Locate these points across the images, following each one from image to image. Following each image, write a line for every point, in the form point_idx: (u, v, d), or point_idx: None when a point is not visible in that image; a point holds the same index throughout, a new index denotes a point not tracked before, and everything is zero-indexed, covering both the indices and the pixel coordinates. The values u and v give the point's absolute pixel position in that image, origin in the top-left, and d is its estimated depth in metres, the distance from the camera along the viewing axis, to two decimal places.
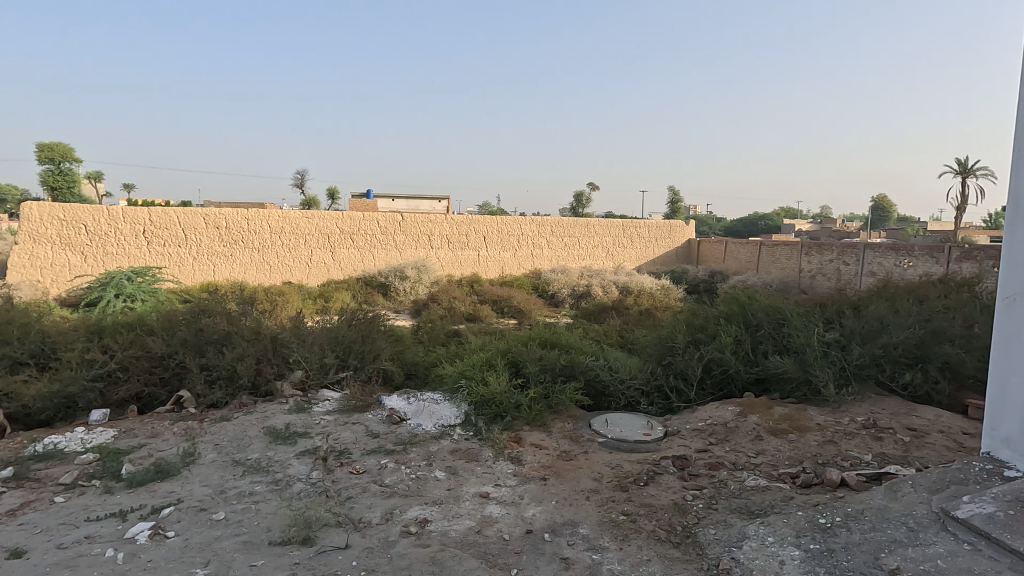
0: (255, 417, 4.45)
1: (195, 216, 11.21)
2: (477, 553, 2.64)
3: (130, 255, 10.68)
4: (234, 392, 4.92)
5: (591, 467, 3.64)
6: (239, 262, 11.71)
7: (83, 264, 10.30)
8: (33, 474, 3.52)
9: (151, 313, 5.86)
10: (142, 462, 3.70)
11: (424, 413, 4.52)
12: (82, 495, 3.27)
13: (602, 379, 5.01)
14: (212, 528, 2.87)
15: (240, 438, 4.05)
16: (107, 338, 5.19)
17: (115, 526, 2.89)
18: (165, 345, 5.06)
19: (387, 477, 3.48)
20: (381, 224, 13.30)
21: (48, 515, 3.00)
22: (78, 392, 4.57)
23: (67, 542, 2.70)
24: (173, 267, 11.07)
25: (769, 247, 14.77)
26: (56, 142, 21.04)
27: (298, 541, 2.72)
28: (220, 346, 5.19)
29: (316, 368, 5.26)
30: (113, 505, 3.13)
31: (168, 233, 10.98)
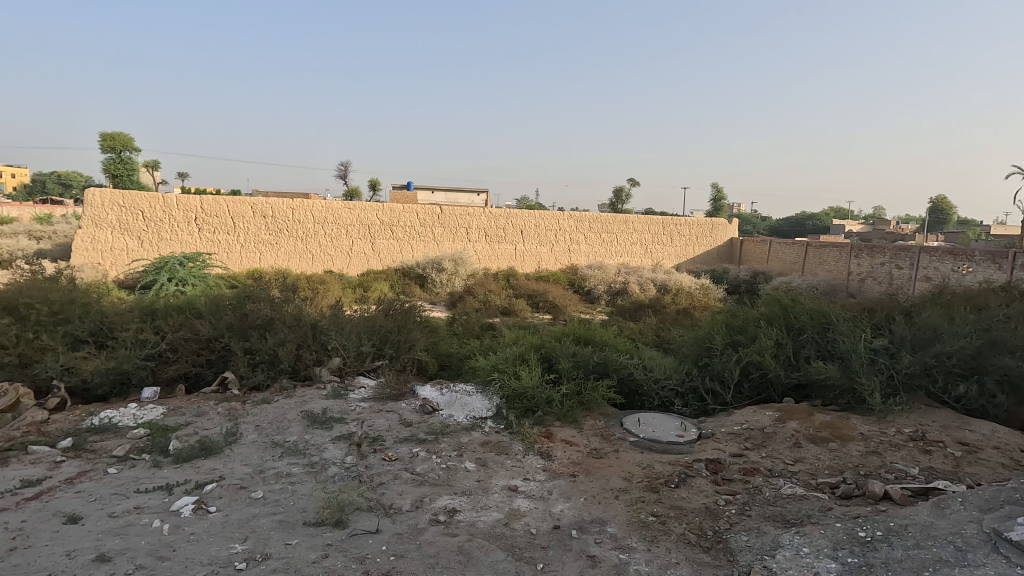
0: (294, 401, 4.60)
1: (243, 205, 11.63)
2: (504, 545, 2.66)
3: (183, 241, 11.17)
4: (275, 375, 5.09)
5: (621, 466, 3.61)
6: (284, 250, 12.09)
7: (140, 249, 10.82)
8: (90, 445, 3.74)
9: (202, 297, 6.12)
10: (188, 439, 3.88)
11: (456, 404, 4.57)
12: (133, 467, 3.46)
13: (636, 378, 4.95)
14: (251, 506, 2.99)
15: (280, 421, 4.19)
16: (159, 319, 5.45)
17: (162, 498, 3.05)
18: (212, 328, 5.27)
19: (419, 465, 3.54)
20: (421, 216, 13.48)
21: (103, 484, 3.19)
22: (131, 369, 4.82)
23: (118, 511, 2.87)
24: (223, 253, 11.52)
25: (815, 248, 14.31)
26: (118, 132, 22.28)
27: (331, 523, 2.81)
28: (262, 331, 5.38)
29: (353, 356, 5.39)
30: (161, 478, 3.30)
31: (219, 221, 11.43)
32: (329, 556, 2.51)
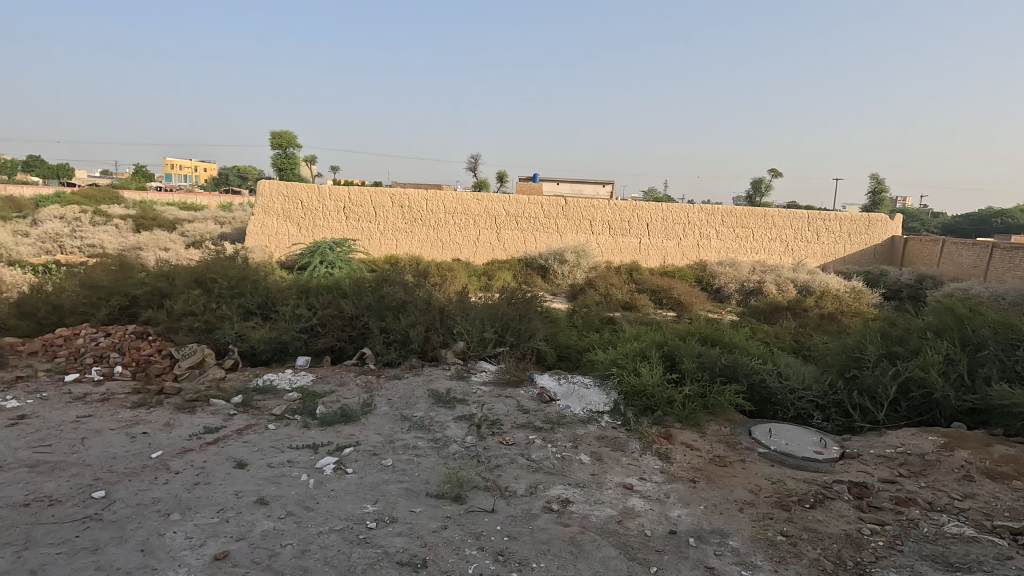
0: (421, 379, 4.92)
1: (384, 195, 12.61)
2: (616, 542, 2.62)
3: (333, 228, 12.43)
4: (406, 354, 5.48)
5: (747, 477, 3.37)
6: (417, 238, 12.91)
7: (298, 234, 12.27)
8: (255, 403, 4.33)
9: (347, 278, 6.75)
10: (331, 405, 4.32)
11: (573, 396, 4.57)
12: (288, 425, 3.94)
13: (769, 386, 4.59)
14: (381, 472, 3.26)
15: (409, 397, 4.51)
16: (312, 297, 6.10)
17: (309, 455, 3.44)
18: (354, 307, 5.79)
19: (534, 452, 3.61)
20: (545, 207, 13.61)
21: (264, 438, 3.69)
22: (288, 339, 5.45)
23: (275, 463, 3.30)
24: (365, 240, 12.61)
25: (1005, 250, 12.09)
26: (284, 131, 25.29)
27: (451, 497, 2.97)
28: (396, 312, 5.81)
29: (477, 341, 5.62)
30: (309, 438, 3.72)
31: (364, 210, 12.53)
32: (447, 528, 2.68)
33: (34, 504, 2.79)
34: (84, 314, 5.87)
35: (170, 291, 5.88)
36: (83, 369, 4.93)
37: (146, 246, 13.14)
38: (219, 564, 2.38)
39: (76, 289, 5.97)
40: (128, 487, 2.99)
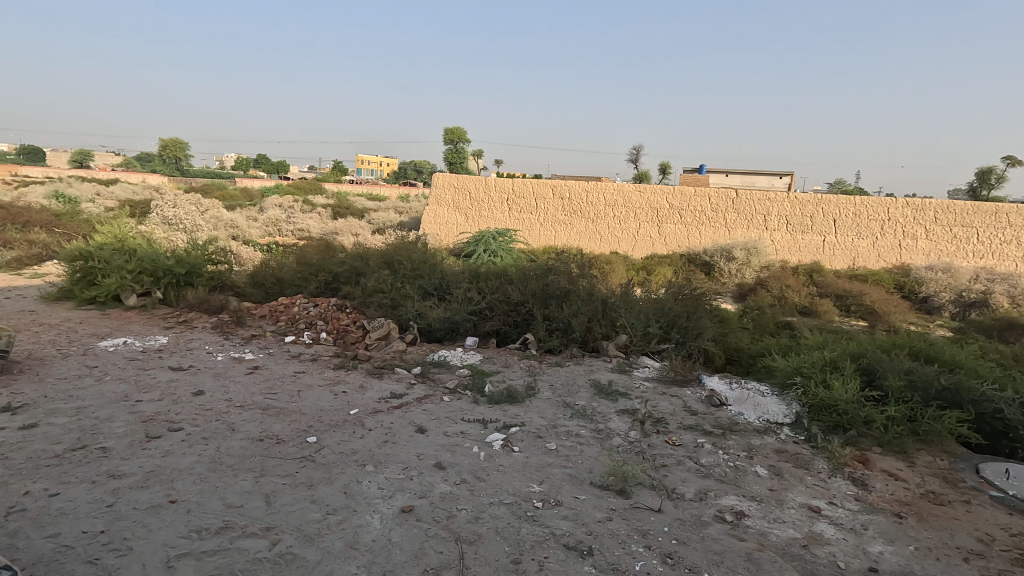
0: (583, 368, 4.94)
1: (546, 187, 12.93)
2: (802, 568, 2.36)
3: (497, 218, 13.11)
4: (567, 343, 5.53)
5: (975, 524, 2.80)
6: (576, 230, 12.94)
7: (465, 223, 13.28)
8: (432, 375, 4.73)
9: (514, 266, 7.01)
10: (499, 384, 4.53)
11: (748, 402, 4.21)
12: (460, 399, 4.23)
13: (1007, 418, 3.76)
14: (546, 454, 3.34)
15: (571, 385, 4.55)
16: (482, 282, 6.43)
17: (480, 429, 3.65)
18: (520, 294, 5.98)
19: (703, 456, 3.40)
20: (712, 201, 12.76)
21: (440, 408, 4.01)
22: (460, 320, 5.82)
23: (451, 433, 3.57)
24: (526, 230, 13.03)
25: None
26: None
27: (615, 490, 2.94)
28: (560, 301, 5.91)
29: (640, 335, 5.46)
30: (478, 413, 3.95)
31: (525, 201, 12.99)
32: (613, 520, 2.66)
33: (266, 440, 3.37)
34: (299, 286, 6.91)
35: (364, 270, 6.67)
36: (298, 332, 5.82)
37: (342, 231, 15.07)
38: (406, 516, 2.64)
39: (294, 265, 7.05)
40: (333, 436, 3.46)
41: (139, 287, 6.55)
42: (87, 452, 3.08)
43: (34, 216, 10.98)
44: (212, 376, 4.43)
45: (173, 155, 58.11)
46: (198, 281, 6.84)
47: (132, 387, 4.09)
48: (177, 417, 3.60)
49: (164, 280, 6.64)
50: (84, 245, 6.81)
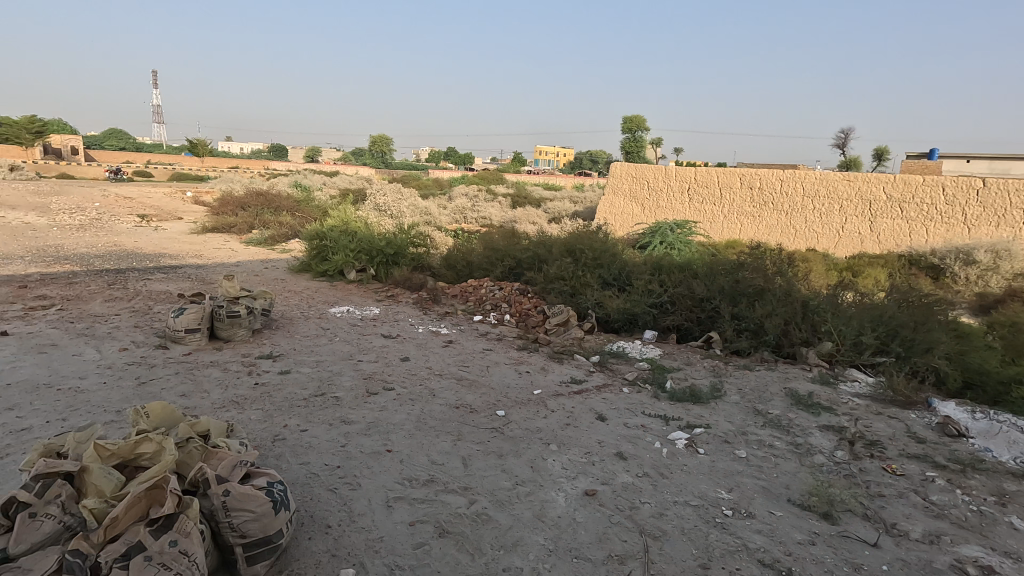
0: (776, 375, 4.49)
1: (734, 176, 11.64)
2: None
3: (675, 209, 12.35)
4: (757, 345, 5.07)
5: None
6: (765, 224, 11.28)
7: (642, 214, 12.80)
8: (610, 365, 4.72)
9: (700, 259, 6.64)
10: (681, 382, 4.35)
11: (999, 438, 3.44)
12: (640, 392, 4.15)
13: None
14: (735, 461, 3.13)
15: (762, 391, 4.18)
16: (664, 274, 6.21)
17: (661, 425, 3.56)
18: (706, 289, 5.65)
19: (934, 493, 2.88)
20: (948, 190, 9.68)
21: (619, 398, 3.99)
22: (639, 312, 5.70)
23: (632, 425, 3.54)
24: (706, 223, 11.90)
25: None
26: None
27: (818, 513, 2.65)
28: (752, 300, 5.46)
29: (849, 345, 4.81)
30: (659, 408, 3.85)
31: (708, 192, 11.84)
32: (816, 545, 2.40)
33: (461, 408, 3.70)
34: (486, 270, 7.40)
35: (547, 258, 6.89)
36: (484, 313, 6.25)
37: (522, 219, 15.75)
38: (589, 499, 2.70)
39: (482, 250, 7.57)
40: (519, 412, 3.67)
41: (358, 264, 7.60)
42: (325, 399, 3.70)
43: (283, 203, 13.44)
44: (415, 346, 4.99)
45: (380, 149, 66.50)
46: (403, 261, 7.73)
47: (355, 349, 4.79)
48: (390, 379, 4.14)
49: (377, 259, 7.62)
50: (320, 227, 8.13)
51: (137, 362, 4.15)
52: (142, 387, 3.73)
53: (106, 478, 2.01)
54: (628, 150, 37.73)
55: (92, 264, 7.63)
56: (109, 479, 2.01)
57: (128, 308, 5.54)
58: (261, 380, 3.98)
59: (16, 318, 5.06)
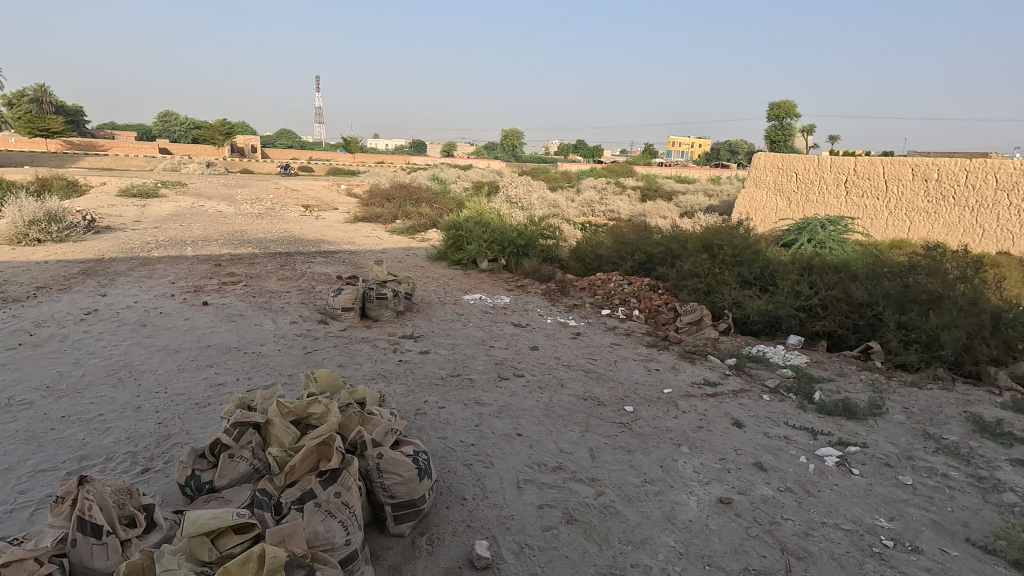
0: (954, 396, 3.88)
1: (903, 165, 9.79)
2: None
3: (828, 204, 10.81)
4: (930, 360, 4.42)
5: None
6: (943, 222, 9.37)
7: (788, 209, 11.52)
8: (749, 370, 4.42)
9: (860, 260, 5.94)
10: (832, 394, 3.95)
11: None
12: (782, 401, 3.84)
13: None
14: (898, 488, 2.78)
15: (935, 412, 3.64)
16: (815, 275, 5.66)
17: (808, 439, 3.27)
18: (867, 293, 5.05)
19: None
20: None
21: (759, 406, 3.73)
22: (783, 315, 5.24)
23: (773, 435, 3.30)
24: (866, 220, 10.28)
25: None
26: None
27: (1007, 559, 2.26)
28: (925, 308, 4.80)
29: None
30: (806, 420, 3.53)
31: (869, 184, 10.19)
32: None
33: (589, 400, 3.71)
34: (615, 264, 7.29)
35: (681, 253, 6.61)
36: (612, 307, 6.17)
37: (652, 213, 15.26)
38: (724, 507, 2.57)
39: (612, 244, 7.48)
40: (648, 410, 3.59)
41: (490, 254, 7.89)
42: (460, 380, 3.93)
43: (423, 195, 14.37)
44: (544, 336, 5.09)
45: (511, 143, 68.36)
46: (532, 253, 7.89)
47: (487, 335, 5.01)
48: (519, 366, 4.28)
49: (508, 250, 7.87)
50: (456, 219, 8.59)
51: (305, 334, 4.73)
52: (309, 356, 4.25)
53: (286, 431, 2.32)
54: (773, 139, 34.76)
55: (269, 247, 8.81)
56: (288, 433, 2.32)
57: (297, 287, 6.33)
58: (405, 358, 4.33)
59: (214, 291, 6.02)
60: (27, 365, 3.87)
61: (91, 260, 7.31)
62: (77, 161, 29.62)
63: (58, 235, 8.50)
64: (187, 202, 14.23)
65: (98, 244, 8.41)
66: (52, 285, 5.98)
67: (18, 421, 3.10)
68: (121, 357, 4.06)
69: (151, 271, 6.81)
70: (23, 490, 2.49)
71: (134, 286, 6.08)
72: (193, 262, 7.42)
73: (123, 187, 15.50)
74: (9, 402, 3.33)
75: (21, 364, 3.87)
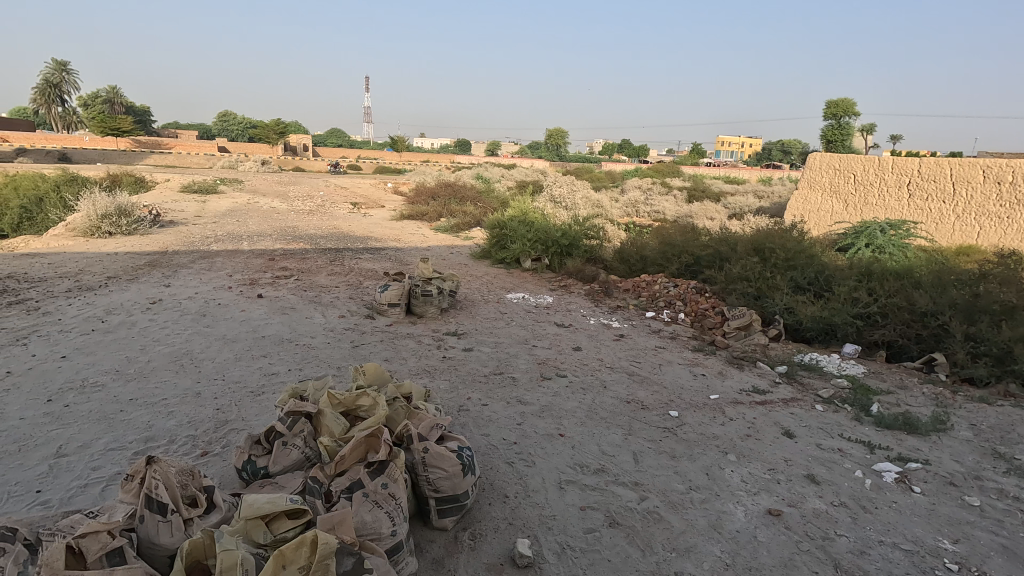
0: None
1: (974, 167, 9.22)
2: None
3: (888, 207, 10.29)
4: (1001, 375, 4.14)
5: None
6: (1017, 227, 8.73)
7: (844, 212, 11.00)
8: (801, 378, 4.26)
9: (924, 266, 5.63)
10: (891, 407, 3.76)
11: None
12: (837, 412, 3.69)
13: None
14: (963, 509, 2.62)
15: (1007, 431, 3.41)
16: (875, 281, 5.40)
17: (864, 453, 3.13)
18: (931, 302, 4.78)
19: None
20: None
21: (811, 416, 3.59)
22: (838, 323, 5.02)
23: (826, 447, 3.18)
24: (930, 224, 9.69)
25: None
26: None
27: None
28: (997, 319, 4.49)
29: None
30: (862, 433, 3.38)
31: (935, 186, 9.63)
32: None
33: (633, 403, 3.67)
34: (660, 265, 7.16)
35: (730, 255, 6.44)
36: (657, 309, 6.07)
37: (699, 214, 14.91)
38: (773, 519, 2.49)
39: (658, 245, 7.35)
40: (693, 416, 3.51)
41: (534, 253, 7.89)
42: (503, 378, 3.95)
43: (467, 194, 14.50)
44: (586, 337, 5.05)
45: (555, 143, 68.22)
46: (576, 253, 7.85)
47: (530, 334, 5.02)
48: (562, 366, 4.26)
49: (552, 250, 7.85)
50: (500, 218, 8.64)
51: (353, 329, 4.86)
52: (356, 349, 4.37)
53: (336, 421, 2.39)
54: (830, 138, 33.40)
55: (319, 243, 9.09)
56: (338, 423, 2.39)
57: (345, 282, 6.51)
58: (449, 355, 4.39)
59: (268, 284, 6.26)
60: (99, 349, 4.13)
61: (157, 252, 7.74)
62: (145, 159, 31.37)
63: (127, 228, 9.04)
64: (243, 199, 14.86)
65: (162, 237, 8.89)
66: (121, 276, 6.36)
67: (92, 402, 3.32)
68: (183, 345, 4.28)
69: (210, 264, 7.15)
70: (96, 466, 2.67)
71: (194, 278, 6.39)
72: (249, 256, 7.74)
73: (185, 184, 16.32)
74: (84, 383, 3.56)
75: (94, 348, 4.14)
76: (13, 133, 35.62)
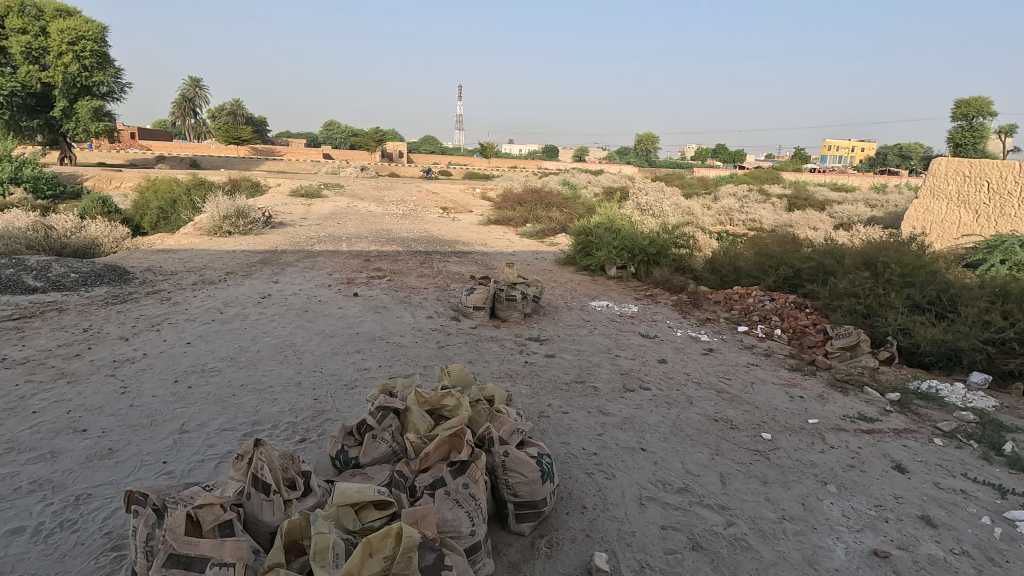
0: None
1: None
2: None
3: None
4: None
5: None
6: None
7: (974, 223, 9.83)
8: (916, 408, 3.85)
9: None
10: None
11: None
12: (960, 449, 3.29)
13: None
14: None
15: None
16: (1012, 303, 4.77)
17: (993, 497, 2.77)
18: None
19: None
20: None
21: (928, 450, 3.24)
22: (965, 348, 4.49)
23: (945, 486, 2.85)
24: None
25: None
26: None
27: None
28: None
29: None
30: (992, 475, 2.99)
31: None
32: None
33: (721, 422, 3.49)
34: (755, 277, 6.77)
35: (835, 269, 5.97)
36: (751, 324, 5.74)
37: (800, 224, 13.94)
38: (879, 561, 2.27)
39: (753, 256, 6.95)
40: (788, 440, 3.29)
41: (619, 261, 7.76)
42: (584, 387, 3.92)
43: (553, 199, 14.55)
44: (673, 349, 4.88)
45: (644, 148, 66.80)
46: (664, 261, 7.61)
47: (613, 343, 4.93)
48: (646, 378, 4.15)
49: (639, 258, 7.67)
50: (586, 224, 8.56)
51: (439, 330, 5.04)
52: (442, 350, 4.52)
53: (421, 418, 2.47)
54: (956, 142, 30.16)
55: (410, 246, 9.50)
56: (424, 420, 2.47)
57: (433, 284, 6.74)
58: (530, 360, 4.42)
59: (363, 283, 6.63)
60: (217, 338, 4.57)
61: (266, 251, 8.45)
62: (260, 165, 34.38)
63: (244, 228, 9.95)
64: (343, 203, 15.82)
65: (272, 238, 9.68)
66: (237, 272, 7.02)
67: (211, 385, 3.68)
68: (287, 338, 4.64)
69: (312, 264, 7.67)
70: (211, 444, 2.95)
71: (299, 276, 6.90)
72: (346, 257, 8.23)
73: (293, 188, 17.66)
74: (204, 367, 3.96)
75: (213, 337, 4.59)
76: (155, 142, 40.48)
